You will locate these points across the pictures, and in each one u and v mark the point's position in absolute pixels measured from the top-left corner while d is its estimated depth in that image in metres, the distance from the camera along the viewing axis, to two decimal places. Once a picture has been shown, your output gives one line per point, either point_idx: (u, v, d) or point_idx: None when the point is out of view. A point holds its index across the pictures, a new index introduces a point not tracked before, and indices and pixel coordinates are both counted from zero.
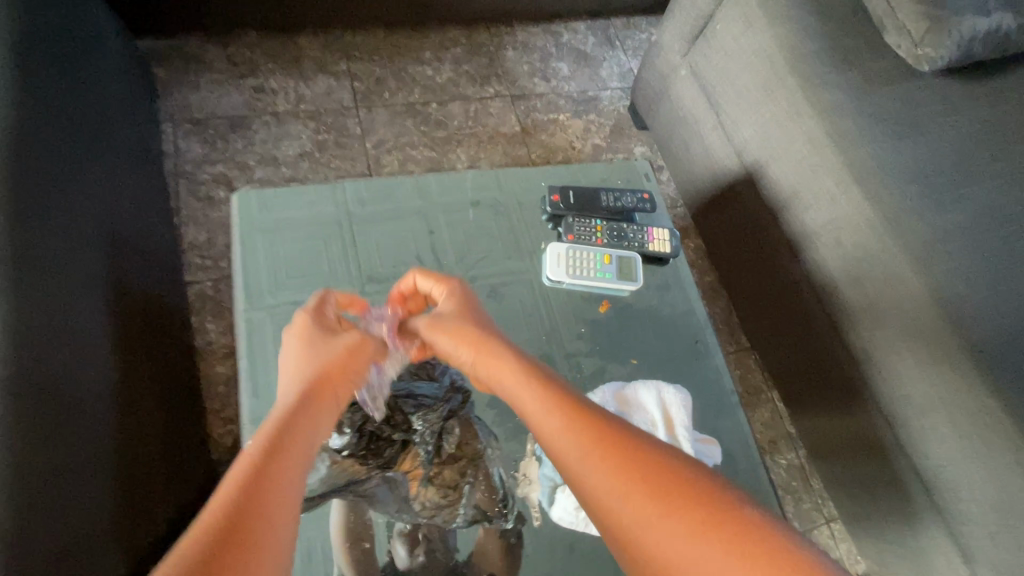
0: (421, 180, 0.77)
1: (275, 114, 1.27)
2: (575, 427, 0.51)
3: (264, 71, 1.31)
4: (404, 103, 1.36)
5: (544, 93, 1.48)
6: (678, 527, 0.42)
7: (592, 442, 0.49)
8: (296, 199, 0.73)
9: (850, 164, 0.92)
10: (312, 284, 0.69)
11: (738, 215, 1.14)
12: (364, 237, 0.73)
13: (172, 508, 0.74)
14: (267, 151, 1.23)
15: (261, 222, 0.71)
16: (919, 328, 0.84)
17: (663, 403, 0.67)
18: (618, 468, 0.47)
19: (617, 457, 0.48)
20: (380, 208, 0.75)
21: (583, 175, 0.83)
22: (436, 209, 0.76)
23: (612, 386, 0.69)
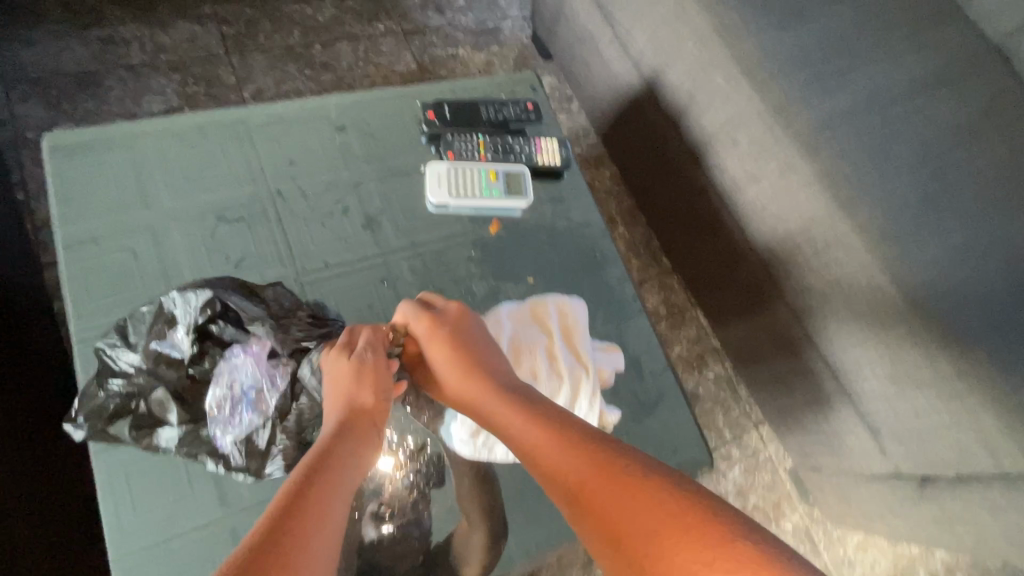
0: (273, 109, 0.71)
1: (130, 67, 1.12)
2: (572, 449, 0.49)
3: (111, 19, 1.15)
4: (283, 46, 1.23)
5: (440, 26, 1.38)
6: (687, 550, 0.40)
7: (601, 475, 0.47)
8: (121, 137, 0.68)
9: (738, 58, 0.88)
10: (145, 227, 0.64)
11: (645, 131, 1.12)
12: (203, 172, 0.68)
13: (34, 476, 0.66)
14: (126, 110, 1.09)
15: (78, 164, 0.66)
16: (814, 217, 0.85)
17: (560, 313, 0.65)
18: (607, 484, 0.46)
19: (613, 479, 0.46)
20: (222, 138, 0.69)
21: (462, 90, 0.78)
22: (291, 136, 0.71)
23: (507, 303, 0.66)
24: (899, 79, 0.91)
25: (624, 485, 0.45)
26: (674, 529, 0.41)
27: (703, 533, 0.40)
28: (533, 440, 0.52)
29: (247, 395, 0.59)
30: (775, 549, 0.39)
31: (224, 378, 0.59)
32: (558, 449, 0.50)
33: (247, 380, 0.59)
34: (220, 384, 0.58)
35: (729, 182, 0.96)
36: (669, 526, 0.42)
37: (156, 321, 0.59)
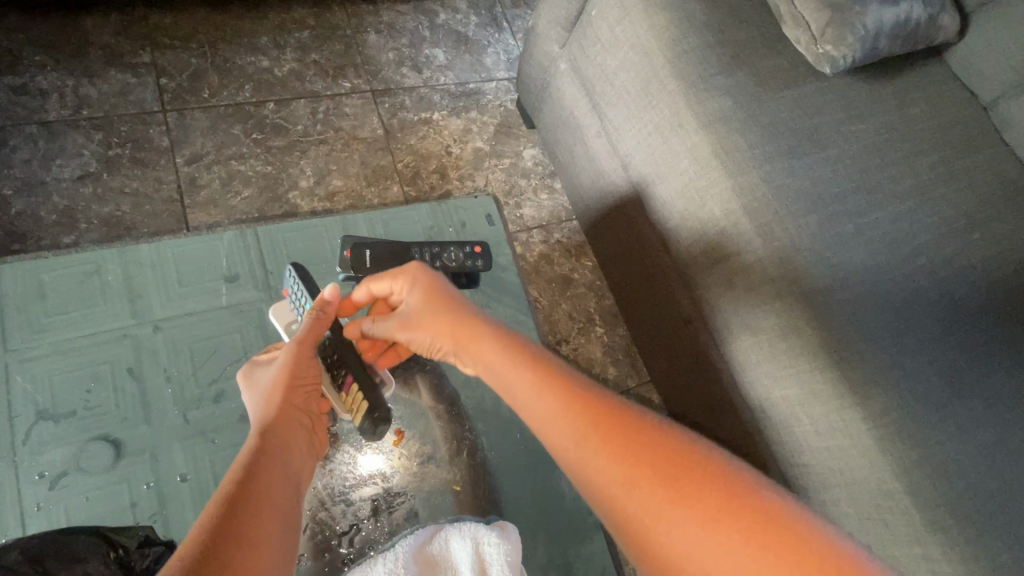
0: (218, 247, 0.93)
1: (45, 123, 0.98)
2: (563, 411, 0.54)
3: (29, 66, 1.01)
4: (230, 104, 1.09)
5: (415, 87, 1.24)
6: (699, 518, 0.43)
7: (580, 419, 0.53)
8: (56, 275, 0.87)
9: (740, 191, 0.76)
10: (82, 350, 0.83)
11: (629, 238, 0.98)
12: (146, 302, 0.87)
13: None
14: (32, 174, 0.94)
15: (26, 298, 0.85)
16: (818, 390, 0.71)
17: (477, 549, 0.56)
18: (586, 427, 0.52)
19: (593, 425, 0.52)
20: (181, 272, 0.91)
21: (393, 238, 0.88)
22: (244, 272, 0.93)
23: (413, 547, 0.58)
24: (924, 224, 0.78)
25: (596, 424, 0.52)
26: (643, 457, 0.48)
27: (683, 489, 0.44)
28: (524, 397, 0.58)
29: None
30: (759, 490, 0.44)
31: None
32: (537, 394, 0.56)
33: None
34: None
35: (719, 325, 0.82)
36: (636, 454, 0.48)
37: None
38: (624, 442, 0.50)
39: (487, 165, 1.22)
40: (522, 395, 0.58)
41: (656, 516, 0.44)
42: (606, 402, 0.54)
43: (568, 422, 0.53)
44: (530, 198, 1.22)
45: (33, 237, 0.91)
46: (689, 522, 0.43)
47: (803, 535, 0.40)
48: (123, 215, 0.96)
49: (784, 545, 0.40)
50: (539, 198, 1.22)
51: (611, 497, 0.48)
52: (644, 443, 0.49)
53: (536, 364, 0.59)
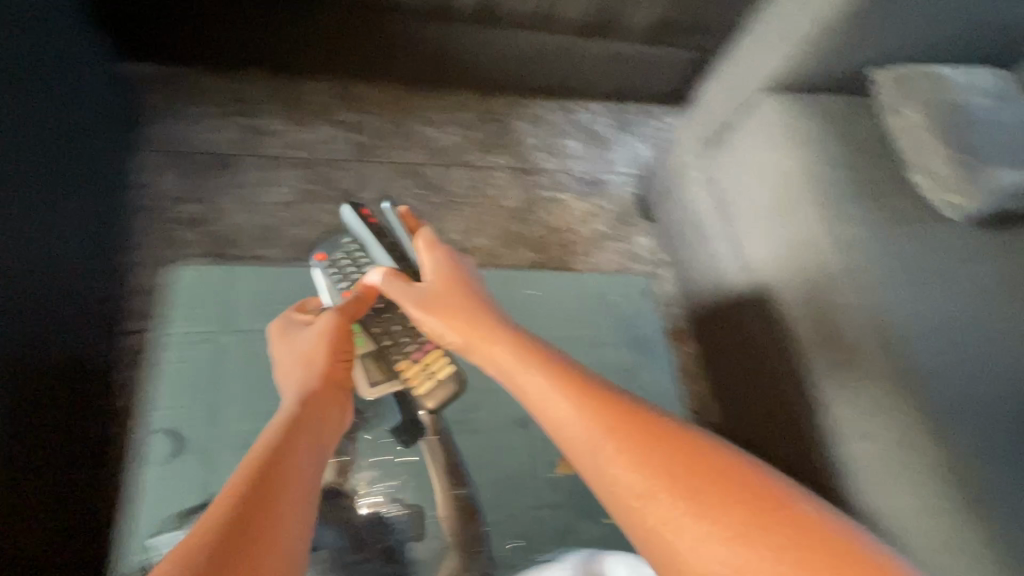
0: None
1: (265, 156, 1.21)
2: (591, 416, 0.52)
3: (261, 110, 1.25)
4: (404, 163, 1.30)
5: (551, 170, 1.43)
6: (733, 538, 0.42)
7: (603, 424, 0.51)
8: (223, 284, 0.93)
9: (867, 309, 0.85)
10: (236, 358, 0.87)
11: (744, 334, 1.05)
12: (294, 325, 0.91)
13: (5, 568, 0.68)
14: (248, 195, 1.15)
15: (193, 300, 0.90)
16: (935, 509, 0.74)
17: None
18: (624, 442, 0.49)
19: (624, 433, 0.50)
20: None
21: (561, 299, 1.02)
22: None
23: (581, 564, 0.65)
24: None
25: (652, 438, 0.49)
26: (677, 461, 0.47)
27: (758, 512, 0.43)
28: (557, 412, 0.54)
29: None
30: (813, 507, 0.45)
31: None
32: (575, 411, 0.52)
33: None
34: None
35: (830, 428, 0.87)
36: (673, 460, 0.47)
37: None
38: (657, 441, 0.49)
39: (605, 245, 1.36)
40: (534, 399, 0.56)
41: (672, 513, 0.44)
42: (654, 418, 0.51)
43: (595, 430, 0.50)
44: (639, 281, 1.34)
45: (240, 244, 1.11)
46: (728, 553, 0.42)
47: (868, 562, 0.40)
48: (309, 239, 1.15)
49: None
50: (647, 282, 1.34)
51: (641, 524, 0.45)
52: (675, 446, 0.48)
53: (561, 372, 0.56)
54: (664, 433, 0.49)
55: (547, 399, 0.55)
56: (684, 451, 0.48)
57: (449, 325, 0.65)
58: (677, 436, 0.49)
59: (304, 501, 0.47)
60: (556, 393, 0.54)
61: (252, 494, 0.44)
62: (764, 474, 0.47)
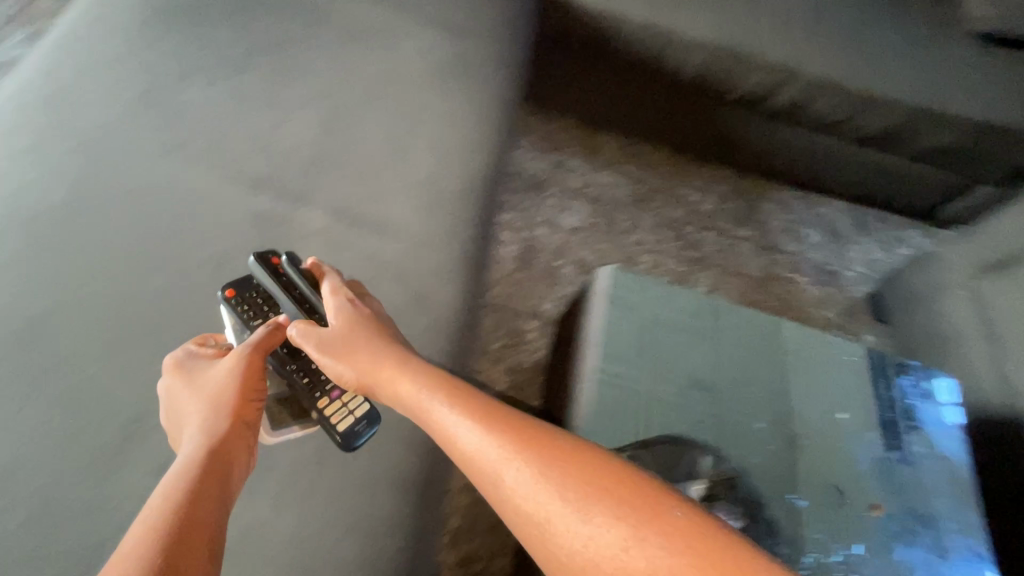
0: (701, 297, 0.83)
1: (566, 189, 1.47)
2: (584, 481, 0.40)
3: (568, 151, 1.53)
4: (669, 218, 1.51)
5: (792, 253, 1.55)
6: None
7: (624, 516, 0.38)
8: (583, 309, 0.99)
9: None
10: None
11: None
12: None
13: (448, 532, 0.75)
14: (551, 217, 1.42)
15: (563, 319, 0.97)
16: None
17: None
18: (561, 477, 0.41)
19: (559, 475, 0.41)
20: None
21: (847, 367, 0.84)
22: None
23: None
24: None
25: (675, 547, 0.36)
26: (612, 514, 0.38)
27: None
28: (520, 468, 0.42)
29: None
30: None
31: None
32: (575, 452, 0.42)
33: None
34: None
35: None
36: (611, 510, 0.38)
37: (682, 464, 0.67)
38: (602, 484, 0.40)
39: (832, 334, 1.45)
40: (489, 458, 0.43)
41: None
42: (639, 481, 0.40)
43: (553, 483, 0.40)
44: None
45: (540, 254, 1.36)
46: None
47: None
48: (590, 261, 1.39)
49: None
50: None
51: None
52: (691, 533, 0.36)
53: (531, 439, 0.44)
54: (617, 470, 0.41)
55: (491, 454, 0.43)
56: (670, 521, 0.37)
57: (360, 372, 0.53)
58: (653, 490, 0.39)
59: (212, 536, 0.43)
60: (496, 443, 0.44)
61: (146, 543, 0.40)
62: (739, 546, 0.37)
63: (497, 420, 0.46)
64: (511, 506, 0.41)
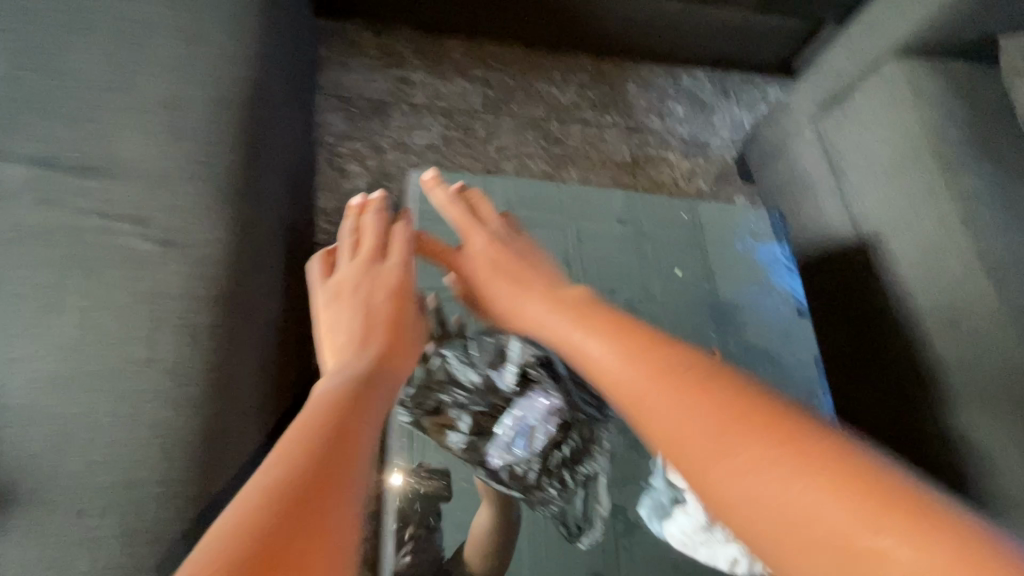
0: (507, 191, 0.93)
1: (412, 104, 1.36)
2: (719, 403, 0.48)
3: (408, 63, 1.41)
4: (529, 117, 1.44)
5: (658, 130, 1.54)
6: (834, 506, 0.39)
7: (746, 425, 0.46)
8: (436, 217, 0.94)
9: (981, 255, 0.94)
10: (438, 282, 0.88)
11: (839, 281, 1.15)
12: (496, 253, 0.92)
13: None
14: (401, 138, 1.31)
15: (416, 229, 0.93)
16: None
17: None
18: (692, 397, 0.50)
19: (702, 400, 0.49)
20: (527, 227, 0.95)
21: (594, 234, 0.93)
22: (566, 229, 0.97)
23: None
24: None
25: (767, 425, 0.45)
26: (783, 466, 0.42)
27: (847, 488, 0.39)
28: (645, 381, 0.54)
29: (531, 426, 0.74)
30: (905, 484, 0.39)
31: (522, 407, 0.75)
32: (693, 392, 0.50)
33: (538, 415, 0.75)
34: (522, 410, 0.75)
35: (932, 363, 0.95)
36: (777, 465, 0.42)
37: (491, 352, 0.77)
38: (763, 426, 0.45)
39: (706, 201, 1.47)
40: (608, 379, 0.57)
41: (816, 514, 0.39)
42: (761, 404, 0.47)
43: (685, 401, 0.50)
44: None
45: (396, 180, 1.27)
46: (848, 519, 0.38)
47: (930, 519, 0.37)
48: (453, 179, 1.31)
49: (931, 530, 0.36)
50: None
51: (804, 542, 0.39)
52: (846, 471, 0.40)
53: (667, 372, 0.53)
54: (771, 417, 0.46)
55: (616, 373, 0.56)
56: (840, 479, 0.40)
57: (509, 294, 0.74)
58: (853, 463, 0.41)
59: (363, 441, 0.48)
60: (626, 364, 0.56)
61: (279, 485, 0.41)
62: (955, 510, 0.38)
63: (636, 365, 0.55)
64: (659, 427, 0.50)
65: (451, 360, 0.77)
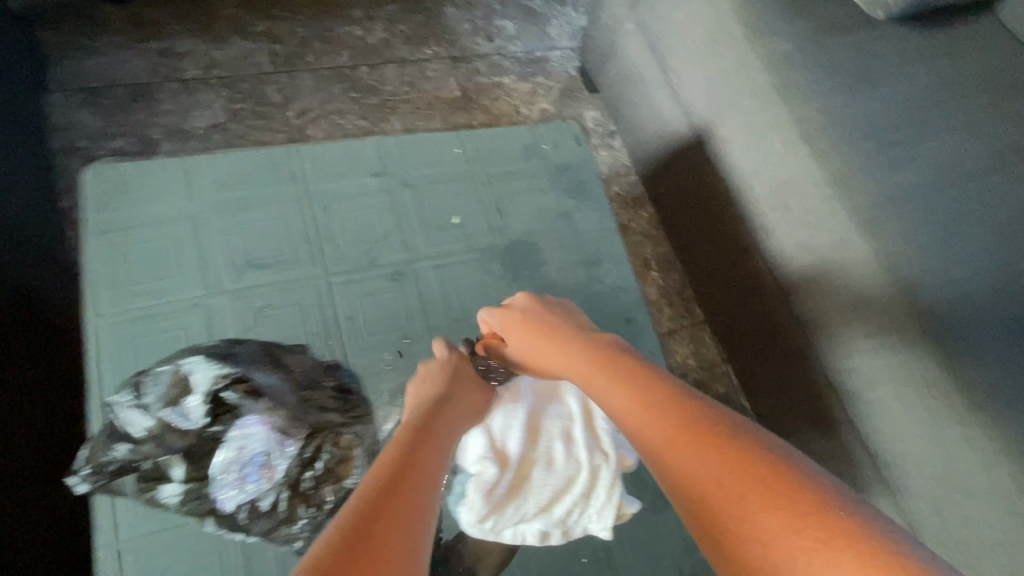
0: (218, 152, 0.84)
1: (183, 80, 1.15)
2: (659, 415, 0.55)
3: (170, 33, 1.19)
4: (331, 68, 1.25)
5: (487, 54, 1.37)
6: (750, 501, 0.45)
7: (693, 436, 0.51)
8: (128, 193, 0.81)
9: (797, 122, 0.86)
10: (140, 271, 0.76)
11: (686, 179, 1.09)
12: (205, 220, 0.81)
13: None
14: (174, 123, 1.11)
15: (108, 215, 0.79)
16: (866, 303, 0.79)
17: (582, 404, 0.69)
18: (655, 413, 0.55)
19: (682, 421, 0.53)
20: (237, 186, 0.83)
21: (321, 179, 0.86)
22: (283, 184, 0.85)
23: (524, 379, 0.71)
24: (972, 155, 0.82)
25: (706, 435, 0.51)
26: (802, 535, 0.42)
27: (772, 496, 0.45)
28: (614, 397, 0.59)
29: (256, 460, 0.52)
30: (841, 509, 0.43)
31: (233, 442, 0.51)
32: (638, 408, 0.56)
33: (258, 446, 0.52)
34: (229, 447, 0.51)
35: (774, 248, 0.92)
36: (799, 532, 0.42)
37: (161, 386, 0.52)
38: (677, 423, 0.53)
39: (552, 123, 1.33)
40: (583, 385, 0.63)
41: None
42: (701, 420, 0.53)
43: (664, 412, 0.55)
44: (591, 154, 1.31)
45: None
46: (768, 522, 0.43)
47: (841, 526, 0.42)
48: None
49: (820, 521, 0.42)
50: (600, 154, 1.32)
51: (721, 529, 0.45)
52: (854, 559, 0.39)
53: (625, 377, 0.60)
54: (781, 472, 0.46)
55: (586, 380, 0.63)
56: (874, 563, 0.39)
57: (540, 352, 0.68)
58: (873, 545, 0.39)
59: (423, 489, 0.47)
60: (591, 376, 0.63)
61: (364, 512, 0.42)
62: (873, 522, 0.42)
63: (626, 378, 0.60)
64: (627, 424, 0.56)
65: (120, 407, 0.53)
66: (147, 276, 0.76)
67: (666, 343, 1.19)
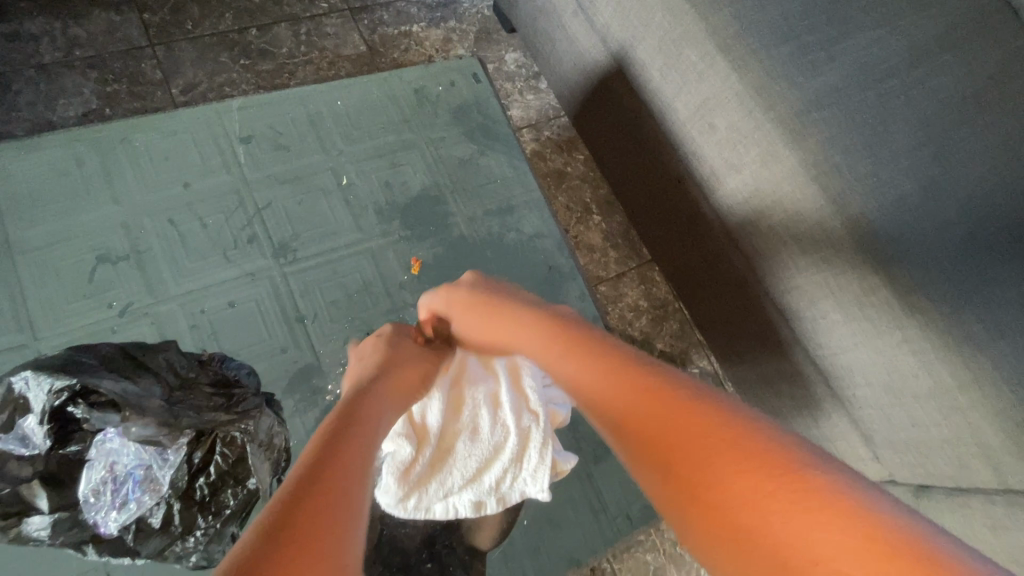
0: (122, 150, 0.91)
1: (41, 66, 1.01)
2: (625, 393, 0.53)
3: (17, 12, 1.04)
4: (214, 34, 1.12)
5: (391, 1, 1.25)
6: (733, 472, 0.41)
7: (659, 411, 0.50)
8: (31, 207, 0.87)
9: (713, 32, 0.79)
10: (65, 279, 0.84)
11: (614, 111, 1.03)
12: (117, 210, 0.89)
13: None
14: (38, 115, 0.98)
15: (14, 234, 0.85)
16: (800, 217, 0.76)
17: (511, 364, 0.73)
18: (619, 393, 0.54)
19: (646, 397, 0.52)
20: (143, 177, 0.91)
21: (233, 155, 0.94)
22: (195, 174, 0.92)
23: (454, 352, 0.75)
24: (896, 46, 0.77)
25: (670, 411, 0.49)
26: (769, 502, 0.39)
27: (761, 466, 0.41)
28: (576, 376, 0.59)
29: (133, 475, 0.62)
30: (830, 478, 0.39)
31: (102, 461, 0.61)
32: (611, 388, 0.55)
33: (130, 460, 0.61)
34: (102, 466, 0.61)
35: (707, 174, 0.88)
36: (755, 492, 0.40)
37: (3, 410, 0.57)
38: (646, 398, 0.52)
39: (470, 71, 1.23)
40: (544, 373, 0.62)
41: (802, 544, 0.36)
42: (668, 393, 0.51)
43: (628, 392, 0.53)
44: (516, 99, 1.23)
45: None
46: (756, 493, 0.40)
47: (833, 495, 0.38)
48: None
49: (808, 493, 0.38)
50: (525, 99, 1.23)
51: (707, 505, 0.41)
52: (801, 504, 0.38)
53: (594, 357, 0.59)
54: (760, 445, 0.43)
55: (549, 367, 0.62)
56: (832, 510, 0.37)
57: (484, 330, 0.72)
58: (830, 491, 0.38)
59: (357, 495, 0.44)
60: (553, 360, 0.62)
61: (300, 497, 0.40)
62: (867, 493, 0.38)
63: (586, 362, 0.59)
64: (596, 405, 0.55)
65: None
66: (65, 279, 0.83)
67: (617, 287, 1.14)
